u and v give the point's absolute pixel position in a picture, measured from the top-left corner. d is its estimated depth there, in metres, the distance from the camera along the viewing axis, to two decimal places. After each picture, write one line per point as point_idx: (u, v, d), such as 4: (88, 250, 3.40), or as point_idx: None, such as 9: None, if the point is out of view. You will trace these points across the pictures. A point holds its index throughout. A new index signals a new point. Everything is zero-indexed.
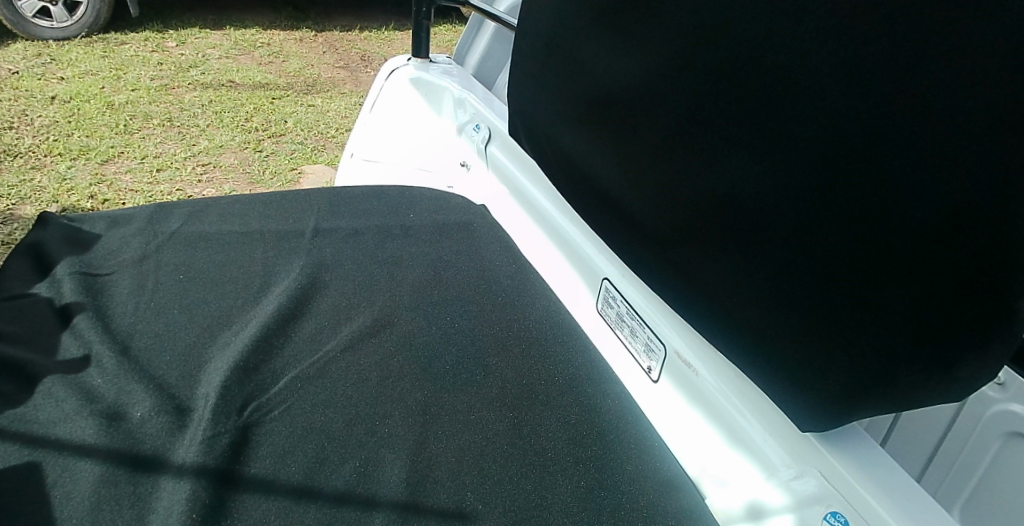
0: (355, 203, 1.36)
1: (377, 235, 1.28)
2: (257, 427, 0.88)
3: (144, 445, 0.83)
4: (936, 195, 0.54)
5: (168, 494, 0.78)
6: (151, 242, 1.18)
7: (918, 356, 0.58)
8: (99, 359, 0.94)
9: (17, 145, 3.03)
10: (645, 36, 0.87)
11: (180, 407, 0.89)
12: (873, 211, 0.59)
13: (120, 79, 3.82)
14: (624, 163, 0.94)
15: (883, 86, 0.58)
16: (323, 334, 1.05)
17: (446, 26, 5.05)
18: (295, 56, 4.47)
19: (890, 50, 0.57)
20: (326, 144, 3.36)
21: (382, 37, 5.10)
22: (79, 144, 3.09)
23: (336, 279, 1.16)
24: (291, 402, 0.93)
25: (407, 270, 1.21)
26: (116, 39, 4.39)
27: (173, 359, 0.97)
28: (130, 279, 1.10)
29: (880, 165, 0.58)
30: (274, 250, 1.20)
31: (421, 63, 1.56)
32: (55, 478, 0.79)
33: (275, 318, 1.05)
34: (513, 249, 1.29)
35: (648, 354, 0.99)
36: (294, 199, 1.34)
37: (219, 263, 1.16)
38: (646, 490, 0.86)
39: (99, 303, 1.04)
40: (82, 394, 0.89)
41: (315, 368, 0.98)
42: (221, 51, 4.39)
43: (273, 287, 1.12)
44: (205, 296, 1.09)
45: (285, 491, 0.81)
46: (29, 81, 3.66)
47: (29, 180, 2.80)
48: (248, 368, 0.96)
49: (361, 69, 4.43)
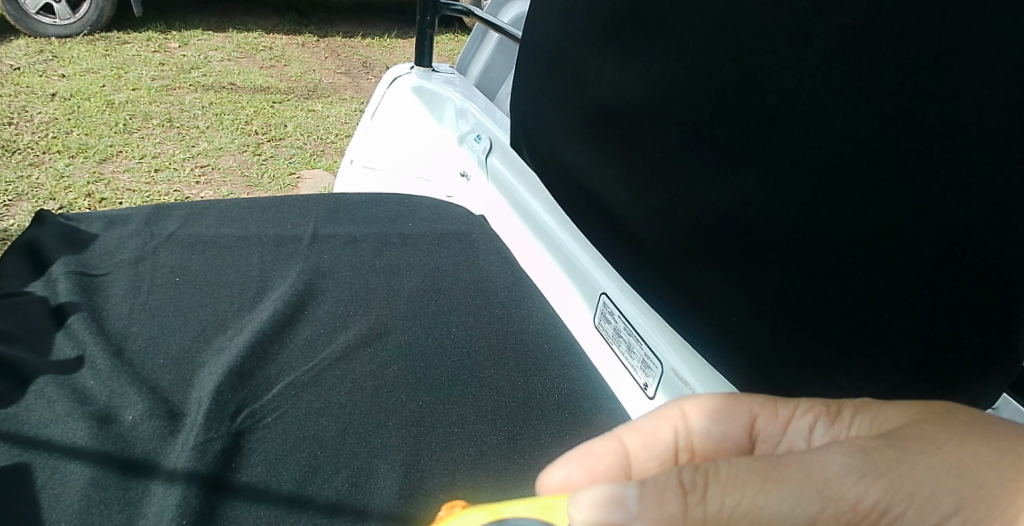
0: (355, 210, 1.34)
1: (376, 242, 1.27)
2: (250, 434, 0.88)
3: (135, 449, 0.83)
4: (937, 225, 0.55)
5: (159, 499, 0.77)
6: (148, 244, 1.18)
7: (919, 383, 0.59)
8: (93, 360, 0.94)
9: (16, 141, 3.02)
10: (650, 52, 0.88)
11: (172, 412, 0.89)
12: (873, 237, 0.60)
13: (120, 79, 3.82)
14: (627, 178, 0.94)
15: (884, 116, 0.58)
16: (320, 342, 1.04)
17: (447, 36, 5.08)
18: (298, 60, 4.48)
19: (887, 78, 0.58)
20: (326, 150, 3.36)
21: (383, 44, 5.12)
22: (77, 142, 3.09)
23: (333, 286, 1.15)
24: (284, 410, 0.92)
25: (405, 277, 1.20)
26: (119, 39, 4.39)
27: (167, 363, 0.96)
28: (127, 280, 1.10)
29: (877, 192, 0.59)
30: (272, 255, 1.20)
31: (423, 71, 1.58)
32: (45, 480, 0.78)
33: (270, 324, 1.04)
34: (511, 261, 1.27)
35: (644, 371, 0.98)
36: (294, 204, 1.34)
37: (217, 266, 1.16)
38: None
39: (95, 304, 1.04)
40: (74, 396, 0.88)
41: (308, 376, 0.98)
42: (223, 53, 4.40)
43: (270, 292, 1.12)
44: (201, 300, 1.08)
45: (277, 499, 0.80)
46: (30, 78, 3.65)
47: (28, 177, 2.79)
48: (242, 373, 0.95)
49: (363, 76, 4.44)
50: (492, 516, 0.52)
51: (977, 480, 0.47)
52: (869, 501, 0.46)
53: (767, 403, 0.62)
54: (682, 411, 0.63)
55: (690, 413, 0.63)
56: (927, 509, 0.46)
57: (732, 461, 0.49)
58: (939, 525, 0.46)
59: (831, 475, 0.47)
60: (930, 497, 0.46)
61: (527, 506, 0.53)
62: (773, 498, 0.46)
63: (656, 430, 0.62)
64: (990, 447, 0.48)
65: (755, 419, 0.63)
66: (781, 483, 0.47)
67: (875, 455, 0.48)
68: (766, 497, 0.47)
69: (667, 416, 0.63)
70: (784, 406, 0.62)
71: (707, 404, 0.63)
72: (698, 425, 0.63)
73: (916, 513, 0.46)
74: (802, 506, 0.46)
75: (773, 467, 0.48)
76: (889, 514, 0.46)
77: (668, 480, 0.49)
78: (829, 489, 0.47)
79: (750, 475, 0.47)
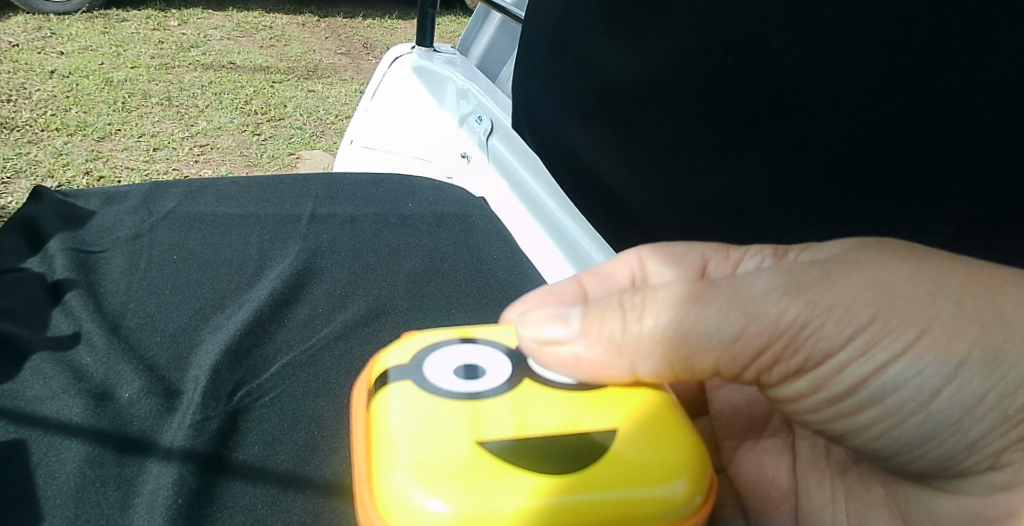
0: (354, 189, 1.32)
1: (375, 222, 1.25)
2: (247, 413, 0.87)
3: (132, 426, 0.83)
4: (982, 177, 0.68)
5: (155, 477, 0.77)
6: (145, 221, 1.17)
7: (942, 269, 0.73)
8: (90, 336, 0.93)
9: (14, 118, 3.01)
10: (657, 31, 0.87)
11: (169, 390, 0.89)
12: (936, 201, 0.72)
13: (118, 57, 3.78)
14: None
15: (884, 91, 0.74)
16: (318, 321, 1.03)
17: (449, 18, 5.03)
18: (298, 40, 4.44)
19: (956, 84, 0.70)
20: (326, 130, 3.33)
21: (384, 25, 5.07)
22: (76, 119, 3.07)
23: (332, 266, 1.14)
24: (283, 389, 0.91)
25: (404, 258, 1.18)
26: (119, 17, 4.35)
27: (164, 340, 0.96)
28: (123, 257, 1.09)
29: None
30: (271, 234, 1.19)
31: (426, 51, 1.56)
32: (40, 457, 0.78)
33: (269, 302, 1.03)
34: (512, 243, 1.25)
35: None
36: (294, 183, 1.32)
37: (214, 245, 1.14)
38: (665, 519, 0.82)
39: (91, 281, 1.03)
40: (70, 373, 0.88)
41: (306, 355, 0.97)
42: (223, 32, 4.36)
43: (269, 271, 1.11)
44: (199, 279, 1.08)
45: (273, 479, 0.79)
46: (29, 54, 3.62)
47: (26, 154, 2.77)
48: (240, 353, 0.94)
49: (363, 56, 4.39)
50: (460, 335, 0.71)
51: (893, 294, 0.52)
52: (790, 316, 0.53)
53: (719, 249, 0.65)
54: (640, 255, 0.68)
55: (647, 258, 0.68)
56: (845, 321, 0.52)
57: (669, 286, 0.56)
58: (855, 333, 0.52)
59: (756, 294, 0.53)
60: (847, 311, 0.52)
61: (495, 336, 0.71)
62: (703, 316, 0.54)
63: (614, 274, 0.69)
64: (912, 266, 0.53)
65: (707, 262, 0.65)
66: (711, 302, 0.54)
67: (799, 274, 0.54)
68: (696, 315, 0.54)
69: (626, 262, 0.68)
70: (735, 251, 0.64)
71: (665, 251, 0.68)
72: (654, 269, 0.67)
73: (833, 324, 0.52)
74: (727, 323, 0.53)
75: (706, 288, 0.55)
76: (808, 327, 0.53)
77: (612, 303, 0.58)
78: (752, 307, 0.53)
79: (682, 297, 0.55)
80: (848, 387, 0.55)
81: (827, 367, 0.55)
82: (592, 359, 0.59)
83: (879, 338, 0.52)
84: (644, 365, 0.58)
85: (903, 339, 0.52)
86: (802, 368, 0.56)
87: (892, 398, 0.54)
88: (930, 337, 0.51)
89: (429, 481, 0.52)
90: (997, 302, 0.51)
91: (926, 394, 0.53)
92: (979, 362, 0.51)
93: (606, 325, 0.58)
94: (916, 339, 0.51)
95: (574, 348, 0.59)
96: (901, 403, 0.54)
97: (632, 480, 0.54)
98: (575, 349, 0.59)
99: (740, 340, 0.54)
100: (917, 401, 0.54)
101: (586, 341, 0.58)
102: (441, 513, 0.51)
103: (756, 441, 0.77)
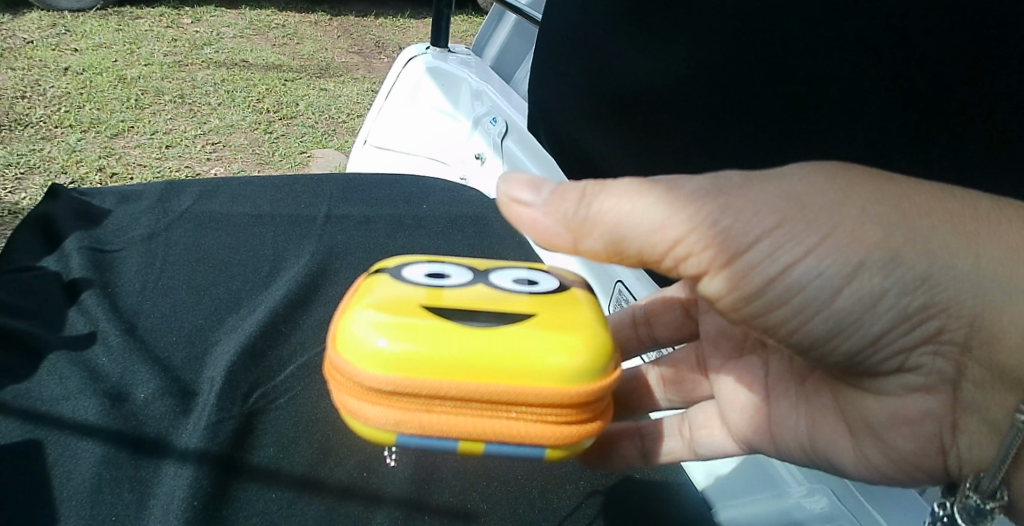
0: (368, 190, 1.32)
1: (390, 224, 1.25)
2: (262, 415, 0.87)
3: (148, 427, 0.83)
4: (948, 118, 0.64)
5: (170, 479, 0.77)
6: (161, 220, 1.17)
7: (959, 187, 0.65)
8: (105, 337, 0.93)
9: (28, 114, 3.02)
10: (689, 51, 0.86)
11: (185, 391, 0.88)
12: (920, 160, 0.67)
13: (132, 54, 3.80)
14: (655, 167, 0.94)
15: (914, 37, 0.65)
16: (333, 323, 1.03)
17: (462, 17, 5.03)
18: (311, 39, 4.44)
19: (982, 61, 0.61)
20: (338, 129, 3.34)
21: (397, 24, 5.07)
22: (89, 116, 3.08)
23: (347, 267, 1.14)
24: (297, 391, 0.91)
25: (418, 259, 1.18)
26: (133, 14, 4.37)
27: (179, 340, 0.96)
28: (138, 256, 1.09)
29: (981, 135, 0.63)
30: (286, 234, 1.18)
31: (439, 52, 1.57)
32: (56, 458, 0.78)
33: (284, 303, 1.03)
34: (525, 246, 1.24)
35: None
36: (308, 183, 1.31)
37: (229, 245, 1.14)
38: (664, 515, 0.82)
39: (107, 280, 1.03)
40: (86, 373, 0.88)
41: (322, 356, 0.97)
42: (236, 30, 4.37)
43: (283, 272, 1.11)
44: (214, 279, 1.07)
45: (288, 481, 0.79)
46: (44, 51, 3.65)
47: (40, 150, 2.79)
48: (255, 354, 0.94)
49: (375, 55, 4.38)
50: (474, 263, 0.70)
51: (780, 207, 0.49)
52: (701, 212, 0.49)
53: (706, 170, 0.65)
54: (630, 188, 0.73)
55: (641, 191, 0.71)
56: (750, 225, 0.49)
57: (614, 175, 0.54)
58: (757, 240, 0.50)
59: (681, 193, 0.49)
60: (755, 214, 0.49)
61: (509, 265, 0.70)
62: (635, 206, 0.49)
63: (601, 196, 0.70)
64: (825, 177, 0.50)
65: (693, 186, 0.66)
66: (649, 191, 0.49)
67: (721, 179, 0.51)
68: (629, 207, 0.50)
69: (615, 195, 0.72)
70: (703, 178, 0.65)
71: None
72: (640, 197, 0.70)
73: (739, 223, 0.49)
74: (656, 211, 0.49)
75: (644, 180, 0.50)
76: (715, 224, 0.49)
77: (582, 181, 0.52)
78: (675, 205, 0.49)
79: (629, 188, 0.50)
80: (762, 284, 0.52)
81: (744, 263, 0.51)
82: (542, 239, 0.53)
83: (785, 239, 0.49)
84: (595, 247, 0.51)
85: (806, 240, 0.49)
86: (707, 270, 0.52)
87: (800, 297, 0.52)
88: (826, 247, 0.49)
89: (381, 320, 0.53)
90: (900, 208, 0.49)
91: (830, 291, 0.51)
92: (881, 262, 0.49)
93: (568, 198, 0.51)
94: (820, 241, 0.49)
95: (534, 216, 0.52)
96: (809, 301, 0.52)
97: (554, 345, 0.53)
98: (526, 225, 0.53)
99: (669, 228, 0.49)
100: (824, 298, 0.51)
101: (542, 213, 0.52)
102: (383, 343, 0.51)
103: (735, 362, 0.72)
